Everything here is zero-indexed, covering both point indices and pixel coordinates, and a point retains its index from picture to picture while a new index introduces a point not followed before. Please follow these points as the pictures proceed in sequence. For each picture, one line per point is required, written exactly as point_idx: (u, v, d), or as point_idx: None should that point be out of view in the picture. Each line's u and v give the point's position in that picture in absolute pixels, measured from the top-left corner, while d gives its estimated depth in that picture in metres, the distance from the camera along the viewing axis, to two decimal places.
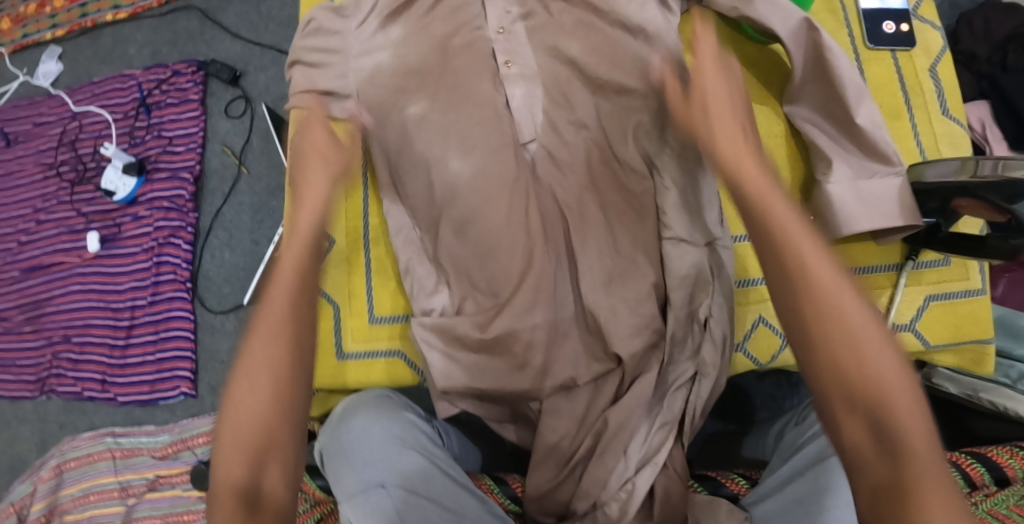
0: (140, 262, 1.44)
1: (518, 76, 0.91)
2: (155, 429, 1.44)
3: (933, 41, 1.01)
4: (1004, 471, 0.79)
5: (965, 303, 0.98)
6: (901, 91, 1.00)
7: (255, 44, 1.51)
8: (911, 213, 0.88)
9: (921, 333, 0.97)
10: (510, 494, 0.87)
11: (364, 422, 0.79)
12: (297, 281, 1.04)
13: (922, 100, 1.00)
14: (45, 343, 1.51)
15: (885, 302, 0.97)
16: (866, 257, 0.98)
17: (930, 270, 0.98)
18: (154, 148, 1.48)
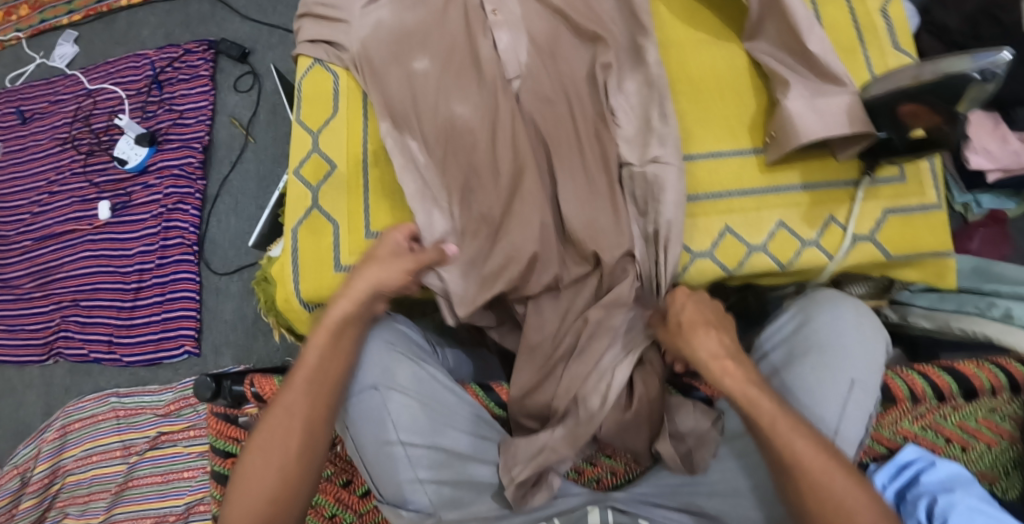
0: (149, 228, 1.51)
1: (504, 23, 0.92)
2: (159, 388, 1.49)
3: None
4: (971, 381, 0.83)
5: (923, 218, 0.86)
6: (855, 30, 0.90)
7: (263, 24, 1.60)
8: (861, 123, 0.80)
9: (880, 245, 0.86)
10: (495, 399, 0.89)
11: (363, 342, 0.82)
12: (294, 204, 0.94)
13: (877, 39, 0.90)
14: (54, 308, 1.57)
15: (845, 214, 0.86)
16: (825, 170, 0.87)
17: (887, 184, 0.87)
18: (166, 121, 1.55)
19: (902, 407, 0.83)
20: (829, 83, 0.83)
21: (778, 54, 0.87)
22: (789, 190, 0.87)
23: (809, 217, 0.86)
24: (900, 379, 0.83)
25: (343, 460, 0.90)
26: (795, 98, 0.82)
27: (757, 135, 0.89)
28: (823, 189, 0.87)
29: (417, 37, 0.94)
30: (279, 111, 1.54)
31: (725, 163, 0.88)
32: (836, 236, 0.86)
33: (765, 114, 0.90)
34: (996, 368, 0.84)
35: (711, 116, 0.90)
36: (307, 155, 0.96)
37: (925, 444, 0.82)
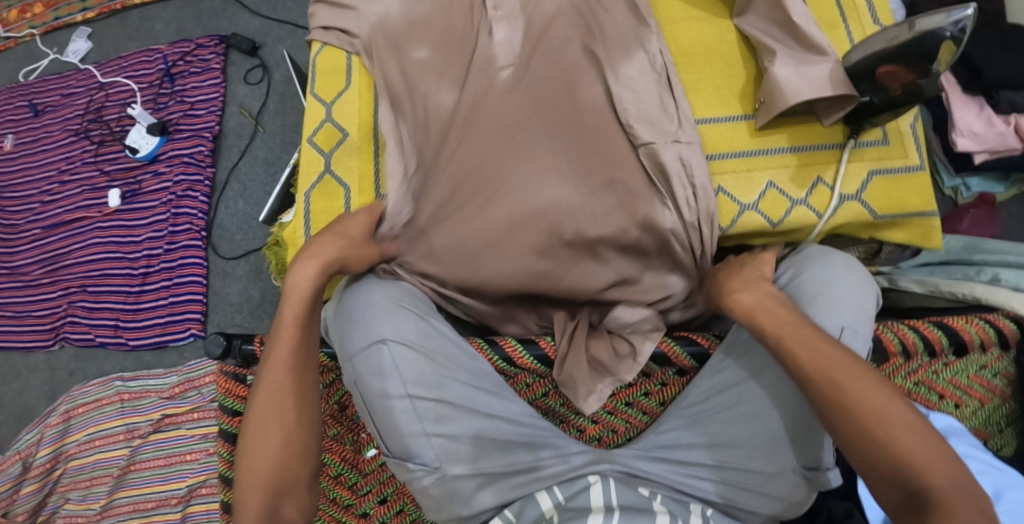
0: (158, 214, 1.54)
1: (504, 18, 0.96)
2: (163, 372, 1.50)
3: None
4: (961, 336, 0.81)
5: (907, 179, 0.90)
6: (837, 7, 0.93)
7: (273, 19, 1.65)
8: (845, 86, 0.84)
9: (866, 204, 0.89)
10: (502, 354, 0.83)
11: (366, 298, 0.83)
12: (307, 169, 0.98)
13: (857, 13, 0.93)
14: (62, 293, 1.59)
15: (833, 175, 0.90)
16: (813, 134, 0.91)
17: (872, 148, 0.91)
18: (177, 111, 1.59)
19: (893, 366, 0.82)
20: (811, 53, 0.87)
21: (768, 28, 0.91)
22: (779, 152, 0.90)
23: (798, 178, 0.90)
24: (891, 333, 0.81)
25: (349, 420, 0.91)
26: (783, 66, 0.87)
27: (746, 103, 0.93)
28: (811, 152, 0.90)
29: (415, 29, 0.98)
30: (288, 102, 1.59)
31: (719, 128, 0.92)
32: (823, 196, 0.89)
33: (755, 83, 0.94)
34: (985, 322, 0.82)
35: (705, 90, 0.94)
36: (319, 125, 1.00)
37: (920, 400, 0.84)
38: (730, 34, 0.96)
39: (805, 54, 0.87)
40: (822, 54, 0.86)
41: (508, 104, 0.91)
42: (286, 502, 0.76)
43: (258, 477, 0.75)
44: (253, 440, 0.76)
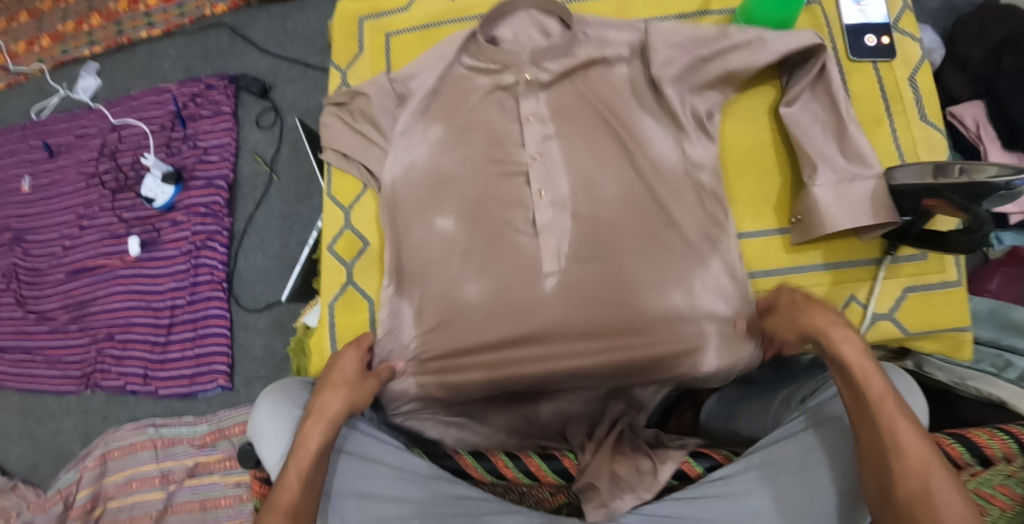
0: (178, 264, 1.55)
1: (550, 205, 0.95)
2: (194, 420, 1.53)
3: (912, 52, 1.04)
4: (984, 450, 0.82)
5: (943, 295, 0.99)
6: (883, 102, 1.02)
7: (282, 58, 1.61)
8: (887, 212, 0.89)
9: (898, 322, 0.99)
10: (523, 469, 0.85)
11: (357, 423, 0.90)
12: (331, 280, 1.06)
13: (903, 107, 1.02)
14: (90, 340, 1.62)
15: (865, 293, 0.98)
16: (847, 252, 0.99)
17: (907, 264, 0.99)
18: (191, 157, 1.58)
19: None
20: (858, 165, 0.91)
21: (816, 129, 0.95)
22: (812, 269, 0.99)
23: (830, 296, 0.99)
24: None
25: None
26: (825, 185, 0.91)
27: (781, 215, 1.00)
28: (844, 269, 0.99)
29: (445, 189, 0.99)
30: (302, 148, 1.57)
31: (752, 243, 1.00)
32: (855, 314, 0.98)
33: (788, 192, 1.01)
34: (1008, 436, 0.83)
35: (740, 198, 1.01)
36: (340, 231, 1.08)
37: None
38: (763, 134, 1.02)
39: (849, 170, 0.91)
40: (871, 174, 0.90)
41: (551, 301, 0.94)
42: None
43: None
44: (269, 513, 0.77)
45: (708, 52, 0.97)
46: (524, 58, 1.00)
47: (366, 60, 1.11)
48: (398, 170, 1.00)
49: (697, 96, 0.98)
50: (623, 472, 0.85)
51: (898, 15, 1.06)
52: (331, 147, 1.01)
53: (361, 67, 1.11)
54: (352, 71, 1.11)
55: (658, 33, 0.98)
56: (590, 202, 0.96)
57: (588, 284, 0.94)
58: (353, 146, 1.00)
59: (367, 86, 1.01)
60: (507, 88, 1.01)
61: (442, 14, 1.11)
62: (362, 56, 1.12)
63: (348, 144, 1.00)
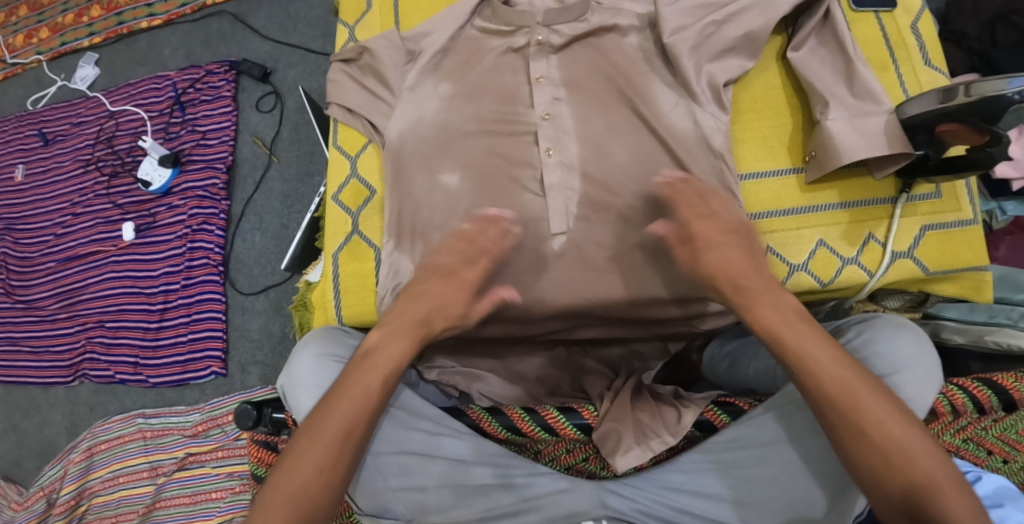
0: (173, 248, 1.51)
1: (559, 166, 0.88)
2: (185, 409, 1.47)
3: (914, 2, 1.01)
4: (1012, 394, 0.78)
5: (960, 233, 0.94)
6: (886, 47, 0.98)
7: (284, 44, 1.60)
8: (900, 143, 0.87)
9: (918, 260, 0.94)
10: (542, 423, 0.78)
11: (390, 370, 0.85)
12: (334, 229, 0.99)
13: (906, 54, 0.98)
14: (79, 329, 1.57)
15: (884, 231, 0.94)
16: (865, 190, 0.95)
17: (924, 201, 0.95)
18: (188, 141, 1.56)
19: (942, 422, 0.80)
20: (867, 102, 0.89)
21: (823, 69, 0.93)
22: (831, 208, 0.95)
23: (849, 235, 0.94)
24: (942, 396, 0.78)
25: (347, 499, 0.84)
26: (837, 118, 0.89)
27: (796, 154, 0.97)
28: (862, 207, 0.95)
29: (452, 152, 0.90)
30: (303, 129, 1.55)
31: (767, 184, 0.96)
32: (875, 253, 0.94)
33: (800, 133, 0.97)
34: None
35: (753, 142, 0.97)
36: (345, 180, 1.00)
37: (968, 457, 0.83)
38: (773, 80, 0.98)
39: (859, 103, 0.90)
40: (881, 106, 0.89)
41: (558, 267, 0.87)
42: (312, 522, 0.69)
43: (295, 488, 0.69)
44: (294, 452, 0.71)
45: (720, 19, 0.90)
46: (538, 19, 0.92)
47: (375, 17, 1.00)
48: (405, 125, 0.92)
49: (715, 65, 0.90)
50: (645, 418, 0.80)
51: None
52: (336, 103, 0.96)
53: (369, 23, 1.00)
54: (360, 27, 1.00)
55: (671, 7, 0.90)
56: (603, 165, 0.88)
57: (598, 251, 0.87)
58: (359, 102, 0.94)
59: (375, 41, 0.93)
60: (520, 52, 0.92)
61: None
62: (370, 12, 1.00)
63: (354, 100, 0.94)
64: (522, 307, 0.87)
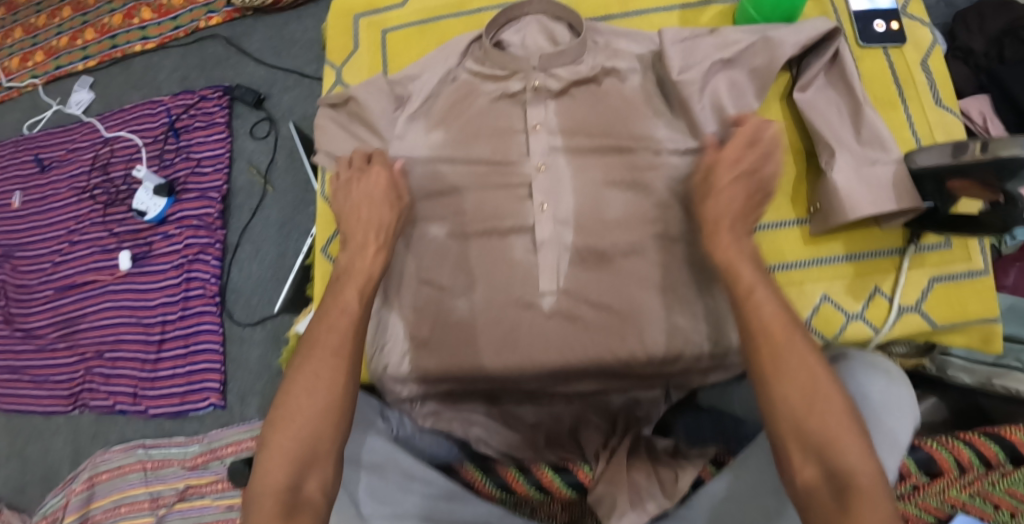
0: (170, 278, 1.50)
1: (552, 221, 0.85)
2: (185, 440, 1.46)
3: (924, 36, 0.99)
4: (1019, 447, 0.80)
5: (969, 284, 0.94)
6: (895, 84, 0.97)
7: (278, 68, 1.58)
8: (910, 198, 0.86)
9: (926, 315, 0.94)
10: (535, 482, 0.81)
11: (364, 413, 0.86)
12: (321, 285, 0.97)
13: (916, 91, 0.97)
14: (79, 359, 1.57)
15: (891, 285, 0.94)
16: (870, 242, 0.95)
17: (932, 251, 0.95)
18: (183, 169, 1.54)
19: (950, 479, 0.80)
20: (876, 149, 0.87)
21: (828, 114, 0.90)
22: (834, 261, 0.95)
23: (853, 289, 0.94)
24: (944, 449, 0.80)
25: None
26: (841, 169, 0.86)
27: (800, 205, 0.96)
28: (867, 260, 0.95)
29: (446, 197, 0.89)
30: (298, 157, 1.53)
31: (768, 235, 0.95)
32: (881, 307, 0.94)
33: (804, 181, 0.96)
34: None
35: None
36: (335, 233, 1.00)
37: (974, 512, 0.78)
38: (775, 124, 0.96)
39: (862, 151, 0.88)
40: (888, 155, 0.87)
41: (550, 332, 0.85)
42: (308, 478, 0.70)
43: (285, 444, 0.71)
44: (284, 404, 0.73)
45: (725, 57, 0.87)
46: (531, 63, 0.89)
47: (362, 56, 0.98)
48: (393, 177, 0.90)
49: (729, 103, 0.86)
50: (641, 476, 0.78)
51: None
52: (323, 150, 0.91)
53: (358, 64, 0.97)
54: (346, 67, 0.98)
55: (674, 45, 0.88)
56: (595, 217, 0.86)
57: (588, 306, 0.85)
58: (346, 149, 0.90)
59: (360, 89, 0.89)
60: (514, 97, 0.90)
61: (441, 8, 0.98)
62: (356, 53, 0.98)
63: (340, 148, 0.90)
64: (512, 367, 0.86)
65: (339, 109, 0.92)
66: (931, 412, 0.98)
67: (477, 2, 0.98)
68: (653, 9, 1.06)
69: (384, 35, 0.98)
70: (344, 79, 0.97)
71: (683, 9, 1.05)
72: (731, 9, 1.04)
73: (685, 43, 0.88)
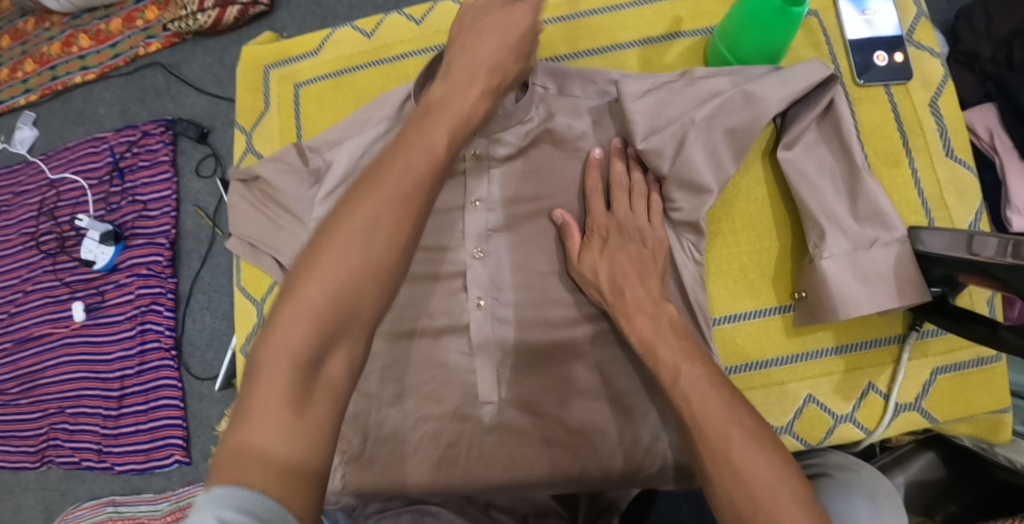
0: (125, 331, 1.43)
1: (488, 319, 0.84)
2: (154, 497, 1.40)
3: (932, 71, 0.93)
4: None
5: (977, 374, 0.87)
6: (898, 133, 0.92)
7: (221, 98, 1.50)
8: (916, 291, 0.78)
9: (926, 412, 0.87)
10: None
11: None
12: None
13: (924, 140, 0.92)
14: (42, 416, 1.49)
15: (886, 381, 0.86)
16: (863, 330, 0.86)
17: (934, 338, 0.87)
18: (130, 213, 1.47)
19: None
20: (876, 228, 0.79)
21: (818, 182, 0.81)
22: (823, 355, 0.86)
23: (843, 389, 0.86)
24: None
25: None
26: (833, 254, 0.78)
27: (782, 289, 0.86)
28: (859, 352, 0.86)
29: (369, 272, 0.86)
30: None
31: (747, 328, 0.86)
32: (875, 407, 0.86)
33: (788, 261, 0.86)
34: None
35: (731, 273, 0.87)
36: (253, 330, 0.97)
37: None
38: (758, 189, 0.86)
39: (860, 231, 0.79)
40: (888, 233, 0.79)
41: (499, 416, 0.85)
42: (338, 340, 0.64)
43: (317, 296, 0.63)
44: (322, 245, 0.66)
45: (702, 115, 0.79)
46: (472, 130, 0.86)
47: (273, 121, 1.01)
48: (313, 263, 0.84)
49: (704, 165, 0.80)
50: None
51: (912, 25, 0.94)
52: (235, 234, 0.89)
53: (266, 127, 1.01)
54: (257, 133, 1.01)
55: (635, 103, 0.81)
56: (538, 303, 0.86)
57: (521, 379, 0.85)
58: (260, 233, 0.88)
59: (263, 167, 0.89)
60: None
61: (354, 57, 1.00)
62: (269, 113, 1.01)
63: (252, 232, 0.89)
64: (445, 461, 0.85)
65: (249, 187, 0.91)
66: (926, 471, 0.95)
67: (400, 47, 0.99)
68: (609, 46, 0.95)
69: (298, 92, 1.01)
70: (256, 146, 1.01)
71: (644, 44, 0.94)
72: (700, 43, 0.94)
73: (653, 94, 0.81)
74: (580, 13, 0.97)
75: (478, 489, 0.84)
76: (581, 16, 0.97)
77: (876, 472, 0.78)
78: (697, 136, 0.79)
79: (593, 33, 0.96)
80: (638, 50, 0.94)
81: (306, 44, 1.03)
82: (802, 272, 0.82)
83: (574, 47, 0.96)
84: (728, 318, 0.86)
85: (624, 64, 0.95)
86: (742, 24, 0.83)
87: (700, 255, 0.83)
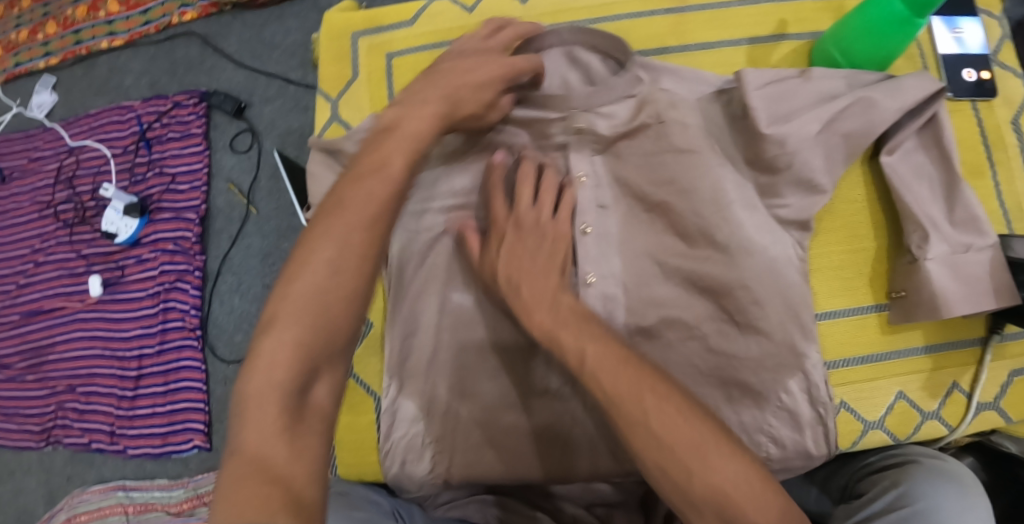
0: (146, 308, 1.37)
1: (599, 297, 0.83)
2: (168, 483, 1.34)
3: (1015, 90, 0.92)
4: None
5: None
6: (982, 147, 0.90)
7: (260, 73, 1.46)
8: (1008, 294, 0.77)
9: (1004, 412, 0.85)
10: None
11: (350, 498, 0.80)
12: None
13: (1005, 155, 0.90)
14: (49, 393, 1.41)
15: (969, 380, 0.85)
16: (950, 331, 0.85)
17: (1014, 342, 0.87)
18: (156, 186, 1.41)
19: None
20: (971, 234, 0.78)
21: (918, 186, 0.81)
22: (913, 355, 0.85)
23: (930, 386, 0.85)
24: None
25: None
26: (936, 256, 0.78)
27: (878, 288, 0.86)
28: (947, 352, 0.85)
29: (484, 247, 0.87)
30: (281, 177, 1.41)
31: (843, 325, 0.85)
32: (958, 405, 0.85)
33: (885, 262, 0.86)
34: None
35: (830, 272, 0.86)
36: None
37: None
38: (857, 192, 0.86)
39: (959, 234, 0.78)
40: (980, 237, 0.78)
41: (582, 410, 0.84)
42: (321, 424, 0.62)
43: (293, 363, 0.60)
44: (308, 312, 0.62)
45: (827, 115, 0.79)
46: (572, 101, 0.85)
47: (360, 90, 1.01)
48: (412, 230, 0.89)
49: (821, 167, 0.79)
50: None
51: (996, 46, 0.94)
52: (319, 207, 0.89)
53: (356, 96, 1.01)
54: (343, 101, 1.01)
55: (757, 92, 0.80)
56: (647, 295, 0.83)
57: None
58: None
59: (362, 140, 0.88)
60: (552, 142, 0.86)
61: (453, 31, 1.01)
62: (357, 81, 1.01)
63: None
64: (540, 451, 0.84)
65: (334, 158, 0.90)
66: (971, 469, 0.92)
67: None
68: (716, 43, 0.94)
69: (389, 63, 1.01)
70: (343, 115, 1.00)
71: (751, 43, 0.93)
72: (806, 46, 0.93)
73: (773, 86, 0.81)
74: (689, 6, 0.95)
75: (561, 479, 0.84)
76: (690, 9, 0.95)
77: (964, 465, 0.76)
78: (813, 135, 0.78)
79: (702, 28, 0.94)
80: (745, 48, 0.93)
81: (400, 13, 1.03)
82: (902, 275, 0.82)
83: (683, 41, 0.95)
84: (824, 313, 0.85)
85: (731, 62, 0.93)
86: (861, 31, 0.83)
87: (803, 251, 0.82)
